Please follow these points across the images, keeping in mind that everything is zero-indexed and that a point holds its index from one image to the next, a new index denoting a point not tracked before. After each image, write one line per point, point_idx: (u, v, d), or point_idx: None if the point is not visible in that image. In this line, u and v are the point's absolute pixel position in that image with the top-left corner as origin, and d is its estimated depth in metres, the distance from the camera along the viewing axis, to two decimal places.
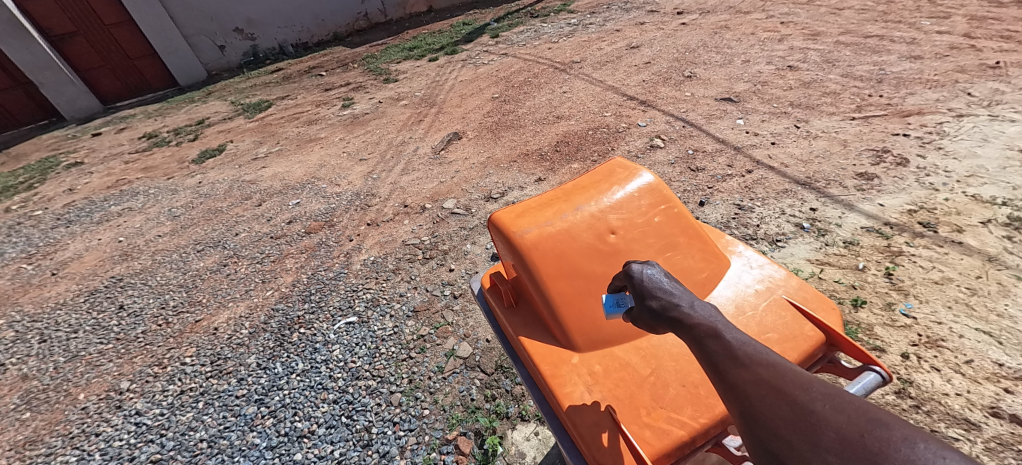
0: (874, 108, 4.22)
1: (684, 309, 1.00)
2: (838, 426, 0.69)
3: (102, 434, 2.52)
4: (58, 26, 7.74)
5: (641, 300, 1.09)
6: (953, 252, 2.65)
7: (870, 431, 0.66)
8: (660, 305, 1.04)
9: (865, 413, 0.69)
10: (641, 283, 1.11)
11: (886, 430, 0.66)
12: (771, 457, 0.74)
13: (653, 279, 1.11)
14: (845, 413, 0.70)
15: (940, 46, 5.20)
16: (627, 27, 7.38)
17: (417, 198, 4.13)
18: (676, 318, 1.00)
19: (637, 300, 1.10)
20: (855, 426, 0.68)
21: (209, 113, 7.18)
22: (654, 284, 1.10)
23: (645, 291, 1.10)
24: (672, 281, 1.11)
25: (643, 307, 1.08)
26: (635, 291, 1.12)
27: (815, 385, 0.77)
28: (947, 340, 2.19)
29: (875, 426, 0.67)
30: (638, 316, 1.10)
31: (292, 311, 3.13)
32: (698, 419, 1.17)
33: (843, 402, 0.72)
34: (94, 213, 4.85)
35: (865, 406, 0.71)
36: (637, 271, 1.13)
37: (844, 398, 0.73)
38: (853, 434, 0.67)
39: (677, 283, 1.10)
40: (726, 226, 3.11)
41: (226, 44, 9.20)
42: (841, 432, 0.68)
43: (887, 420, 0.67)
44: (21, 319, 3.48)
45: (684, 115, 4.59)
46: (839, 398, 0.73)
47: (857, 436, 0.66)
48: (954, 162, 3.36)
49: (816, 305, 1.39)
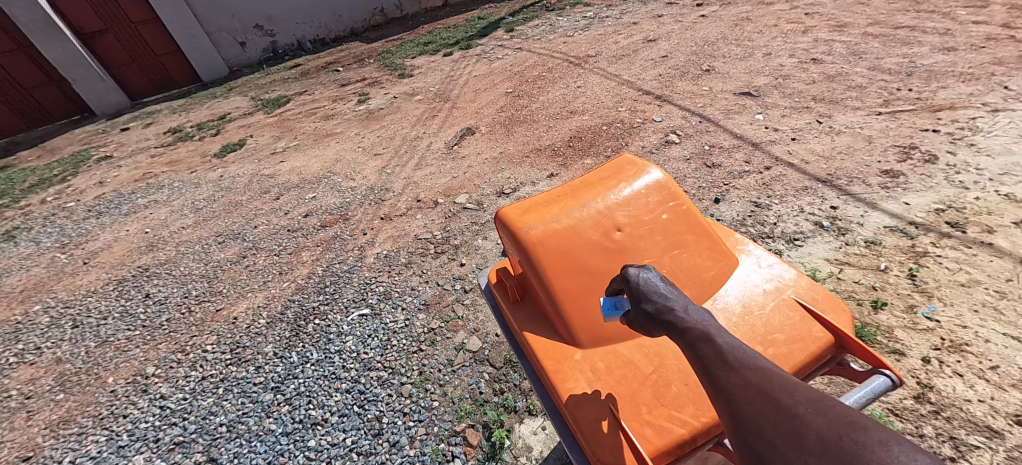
0: (902, 102, 4.06)
1: (678, 312, 0.99)
2: (820, 429, 0.70)
3: (129, 416, 2.63)
4: (89, 24, 8.02)
5: (637, 303, 1.08)
6: (983, 253, 2.53)
7: (849, 434, 0.67)
8: (654, 309, 1.03)
9: (846, 417, 0.70)
10: (638, 287, 1.10)
11: (864, 433, 0.66)
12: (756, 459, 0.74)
13: (649, 282, 1.10)
14: (827, 416, 0.71)
15: (976, 37, 4.96)
16: (645, 19, 7.26)
17: (430, 192, 4.17)
18: (670, 321, 0.99)
19: (632, 303, 1.09)
20: (837, 428, 0.69)
21: (231, 108, 7.36)
22: (649, 288, 1.08)
23: (639, 294, 1.08)
24: (668, 284, 1.10)
25: (638, 311, 1.07)
26: (631, 294, 1.10)
27: (801, 390, 0.77)
28: (972, 345, 2.10)
29: (855, 429, 0.68)
30: (634, 318, 1.09)
31: (308, 302, 3.21)
32: (699, 418, 1.16)
33: (826, 405, 0.73)
34: (123, 205, 5.05)
35: (846, 409, 0.72)
36: (633, 275, 1.12)
37: (828, 402, 0.74)
38: (833, 436, 0.68)
39: (673, 287, 1.09)
40: (742, 224, 3.05)
41: (247, 40, 9.42)
42: (823, 435, 0.69)
43: (867, 424, 0.68)
44: (56, 305, 3.66)
45: (701, 110, 4.50)
46: (822, 401, 0.73)
47: (836, 439, 0.67)
48: (987, 159, 3.21)
49: (827, 306, 1.35)
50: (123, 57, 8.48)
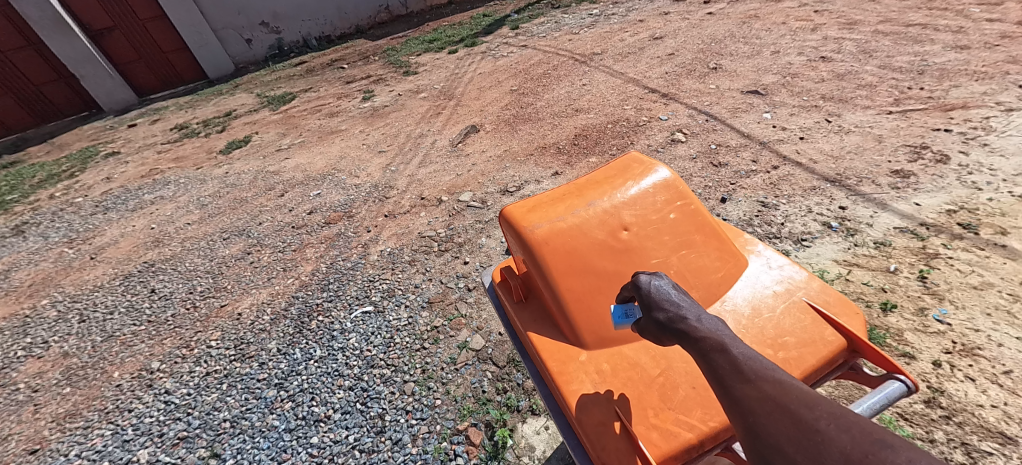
0: (913, 101, 4.00)
1: (692, 322, 0.97)
2: (843, 446, 0.67)
3: (134, 410, 2.64)
4: (97, 21, 8.09)
5: (649, 312, 1.06)
6: (996, 256, 2.48)
7: (874, 453, 0.64)
8: (667, 318, 1.01)
9: (871, 434, 0.67)
10: (649, 294, 1.07)
11: (891, 451, 0.64)
12: None
13: (661, 289, 1.07)
14: (851, 433, 0.68)
15: (990, 35, 4.88)
16: (651, 17, 7.21)
17: (434, 190, 4.16)
18: (682, 330, 0.97)
19: (644, 311, 1.07)
20: (860, 446, 0.66)
21: (236, 105, 7.40)
22: (662, 295, 1.06)
23: (651, 302, 1.06)
24: (680, 291, 1.07)
25: (649, 319, 1.05)
26: (642, 301, 1.08)
27: (822, 404, 0.75)
28: (985, 349, 2.06)
29: (880, 447, 0.65)
30: (644, 326, 1.07)
31: (312, 298, 3.21)
32: (707, 423, 1.14)
33: (849, 421, 0.70)
34: (129, 201, 5.08)
35: (870, 425, 0.69)
36: (645, 282, 1.09)
37: (850, 418, 0.71)
38: (857, 454, 0.65)
39: (685, 294, 1.07)
40: (748, 224, 3.02)
41: (253, 37, 9.45)
42: (846, 452, 0.66)
43: (894, 442, 0.65)
44: (63, 299, 3.69)
45: (708, 108, 4.46)
46: (845, 417, 0.71)
47: (861, 457, 0.65)
48: (1001, 159, 3.15)
49: (839, 309, 1.32)
50: (130, 54, 8.55)
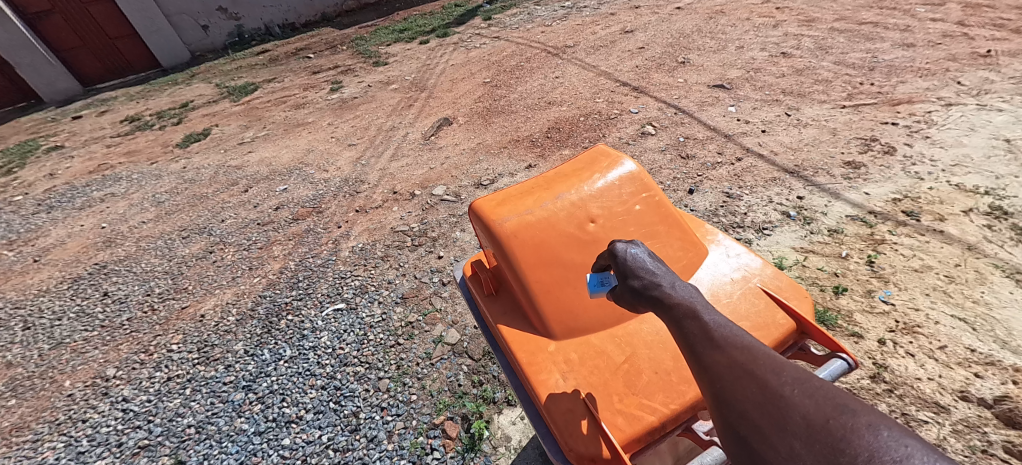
0: (865, 96, 4.22)
1: (666, 289, 1.00)
2: (806, 411, 0.71)
3: (89, 420, 2.53)
4: (33, 4, 7.59)
5: (625, 279, 1.08)
6: (934, 241, 2.68)
7: (836, 418, 0.68)
8: (642, 285, 1.04)
9: (833, 399, 0.71)
10: (626, 262, 1.10)
11: (851, 416, 0.68)
12: (739, 440, 0.76)
13: (637, 258, 1.10)
14: (813, 398, 0.72)
15: (933, 34, 5.18)
16: (623, 10, 7.31)
17: (407, 184, 4.12)
18: (657, 297, 0.99)
19: (621, 279, 1.09)
20: (822, 412, 0.70)
21: (194, 95, 7.07)
22: (637, 263, 1.09)
23: (627, 270, 1.09)
24: (656, 261, 1.10)
25: (626, 287, 1.08)
26: (619, 270, 1.11)
27: (788, 370, 0.78)
28: (923, 327, 2.23)
29: (841, 413, 0.69)
30: (621, 295, 1.10)
31: (280, 297, 3.15)
32: (669, 405, 1.20)
33: (812, 387, 0.74)
34: (76, 198, 4.81)
35: (832, 391, 0.73)
36: (622, 250, 1.12)
37: (814, 383, 0.75)
38: (820, 419, 0.69)
39: (660, 263, 1.09)
40: (714, 214, 3.13)
41: (211, 23, 8.97)
42: (809, 417, 0.70)
43: (854, 407, 0.69)
44: (4, 306, 3.47)
45: (677, 101, 4.58)
46: (808, 383, 0.75)
47: (823, 422, 0.69)
48: (940, 150, 3.39)
49: (790, 293, 1.41)
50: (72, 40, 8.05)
